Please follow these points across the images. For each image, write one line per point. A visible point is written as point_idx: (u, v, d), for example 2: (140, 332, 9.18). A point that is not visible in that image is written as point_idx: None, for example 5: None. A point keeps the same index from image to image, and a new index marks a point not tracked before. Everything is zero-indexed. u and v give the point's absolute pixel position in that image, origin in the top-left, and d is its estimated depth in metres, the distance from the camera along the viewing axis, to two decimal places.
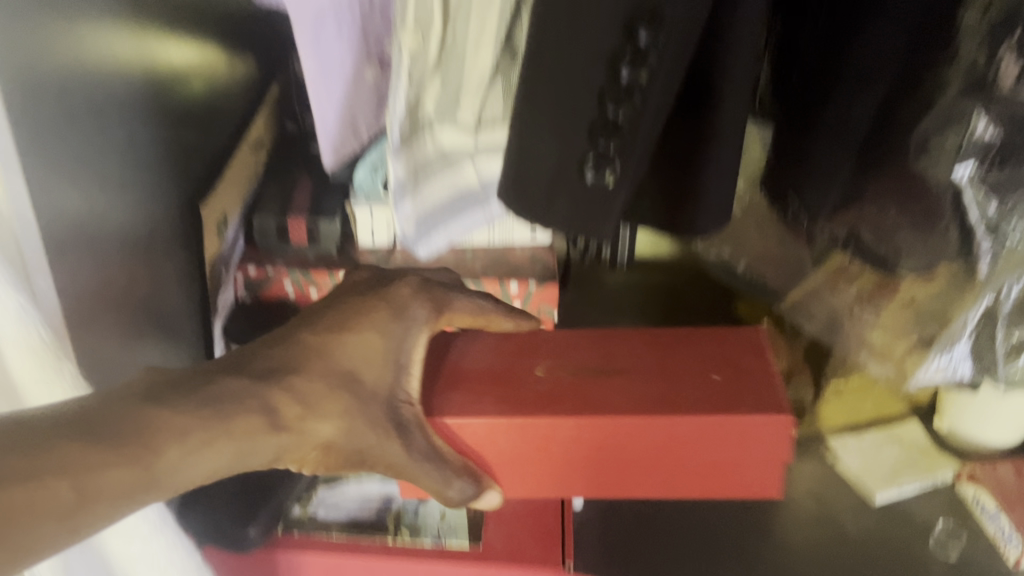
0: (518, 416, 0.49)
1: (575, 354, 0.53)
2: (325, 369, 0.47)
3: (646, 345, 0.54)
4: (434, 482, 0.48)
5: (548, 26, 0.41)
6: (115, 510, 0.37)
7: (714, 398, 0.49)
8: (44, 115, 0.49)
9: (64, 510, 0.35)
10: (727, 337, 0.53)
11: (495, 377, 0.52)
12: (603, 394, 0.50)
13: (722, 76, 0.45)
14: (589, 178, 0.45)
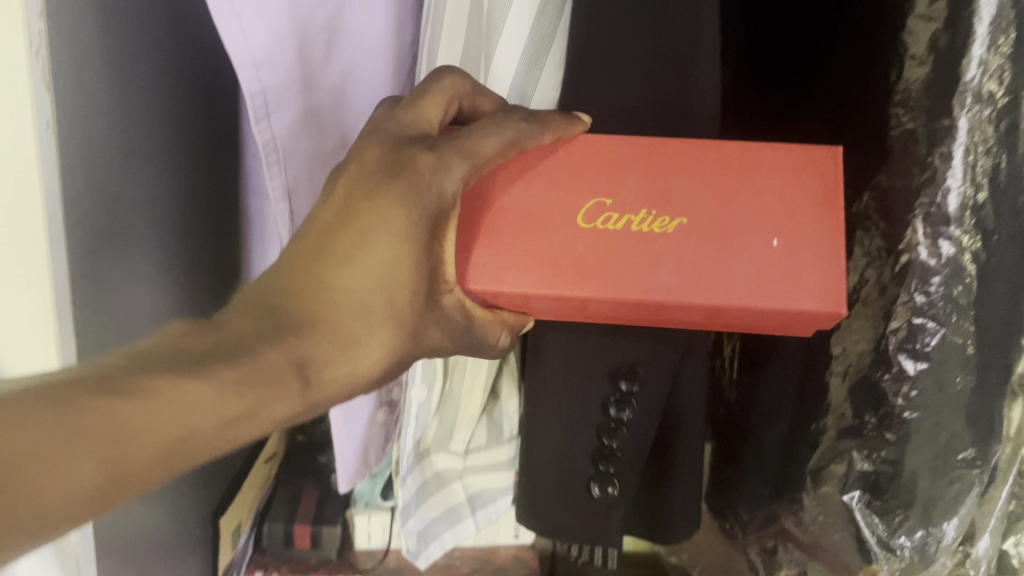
0: (556, 291, 0.36)
1: (629, 188, 0.38)
2: (372, 264, 0.34)
3: (702, 158, 0.37)
4: (488, 334, 0.39)
5: (554, 372, 0.41)
6: (225, 435, 0.28)
7: (772, 269, 0.35)
8: (107, 124, 0.45)
9: (223, 416, 0.28)
10: (795, 151, 0.37)
11: (530, 222, 0.38)
12: (641, 258, 0.36)
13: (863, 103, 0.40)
14: (611, 416, 0.40)
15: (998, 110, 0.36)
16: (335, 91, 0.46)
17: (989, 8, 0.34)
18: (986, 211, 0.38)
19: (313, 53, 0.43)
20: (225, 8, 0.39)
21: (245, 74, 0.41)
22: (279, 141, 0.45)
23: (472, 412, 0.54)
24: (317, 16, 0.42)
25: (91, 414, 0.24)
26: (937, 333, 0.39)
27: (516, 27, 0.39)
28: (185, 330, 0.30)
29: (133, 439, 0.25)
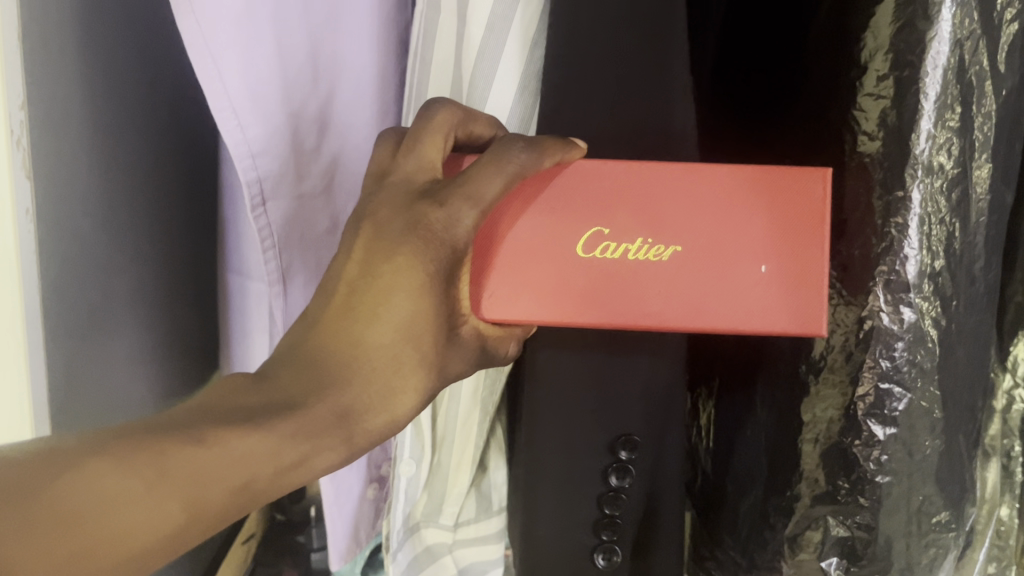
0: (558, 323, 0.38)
1: (624, 215, 0.37)
2: (397, 318, 0.36)
3: (698, 182, 0.37)
4: (500, 346, 0.40)
5: (550, 433, 0.39)
6: (282, 479, 0.32)
7: (763, 295, 0.36)
8: (93, 192, 0.46)
9: (278, 463, 0.32)
10: (787, 180, 0.35)
11: (534, 251, 0.39)
12: (637, 286, 0.37)
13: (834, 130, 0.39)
14: (611, 483, 0.40)
15: (949, 179, 0.37)
16: (326, 177, 0.48)
17: (935, 86, 0.35)
18: (942, 278, 0.39)
19: (306, 146, 0.46)
20: (225, 106, 0.42)
21: (242, 162, 0.43)
22: (275, 225, 0.46)
23: (460, 484, 0.52)
24: (309, 109, 0.45)
25: (176, 462, 0.29)
26: (903, 398, 0.39)
27: (506, 83, 0.40)
28: (242, 385, 0.34)
29: (209, 483, 0.29)
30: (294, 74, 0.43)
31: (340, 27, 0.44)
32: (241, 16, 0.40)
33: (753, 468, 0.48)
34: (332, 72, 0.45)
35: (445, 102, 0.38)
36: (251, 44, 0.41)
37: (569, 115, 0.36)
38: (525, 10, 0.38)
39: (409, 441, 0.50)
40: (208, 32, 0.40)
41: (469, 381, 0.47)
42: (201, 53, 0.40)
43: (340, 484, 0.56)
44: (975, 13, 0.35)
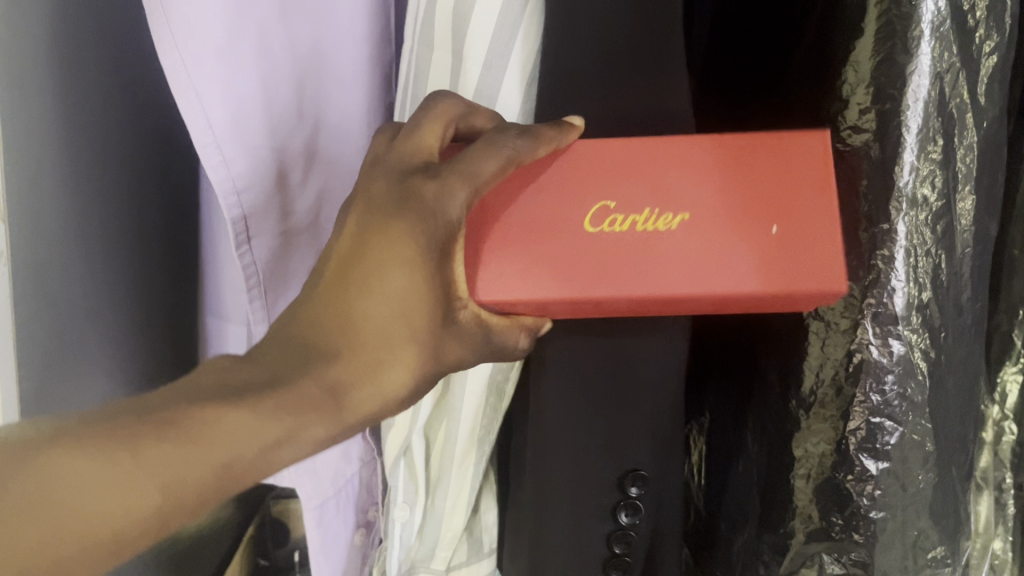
0: (571, 297, 0.37)
1: (631, 189, 0.38)
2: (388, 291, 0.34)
3: (701, 156, 0.38)
4: (507, 338, 0.37)
5: (554, 467, 0.39)
6: (270, 458, 0.30)
7: (776, 250, 0.37)
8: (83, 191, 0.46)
9: (262, 443, 0.30)
10: (786, 144, 0.37)
11: (536, 229, 0.38)
12: (651, 257, 0.37)
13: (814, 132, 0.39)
14: (622, 522, 0.39)
15: (933, 212, 0.37)
16: (312, 212, 0.47)
17: (916, 118, 0.35)
18: (929, 310, 0.39)
19: (290, 179, 0.45)
20: (208, 141, 0.41)
21: (228, 200, 0.42)
22: (260, 262, 0.46)
23: (454, 530, 0.50)
24: (293, 143, 0.44)
25: (145, 455, 0.27)
26: (895, 432, 0.39)
27: (510, 104, 0.39)
28: (223, 366, 0.31)
29: (182, 470, 0.28)
30: (277, 108, 0.43)
31: (322, 61, 0.44)
32: (223, 47, 0.40)
33: (753, 506, 0.46)
34: (315, 104, 0.45)
35: (450, 94, 0.38)
36: (234, 78, 0.40)
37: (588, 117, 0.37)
38: (523, 46, 0.37)
39: (402, 484, 0.51)
40: (192, 65, 0.39)
41: (467, 417, 0.45)
42: (184, 87, 0.39)
43: (326, 530, 0.55)
44: (954, 46, 0.35)
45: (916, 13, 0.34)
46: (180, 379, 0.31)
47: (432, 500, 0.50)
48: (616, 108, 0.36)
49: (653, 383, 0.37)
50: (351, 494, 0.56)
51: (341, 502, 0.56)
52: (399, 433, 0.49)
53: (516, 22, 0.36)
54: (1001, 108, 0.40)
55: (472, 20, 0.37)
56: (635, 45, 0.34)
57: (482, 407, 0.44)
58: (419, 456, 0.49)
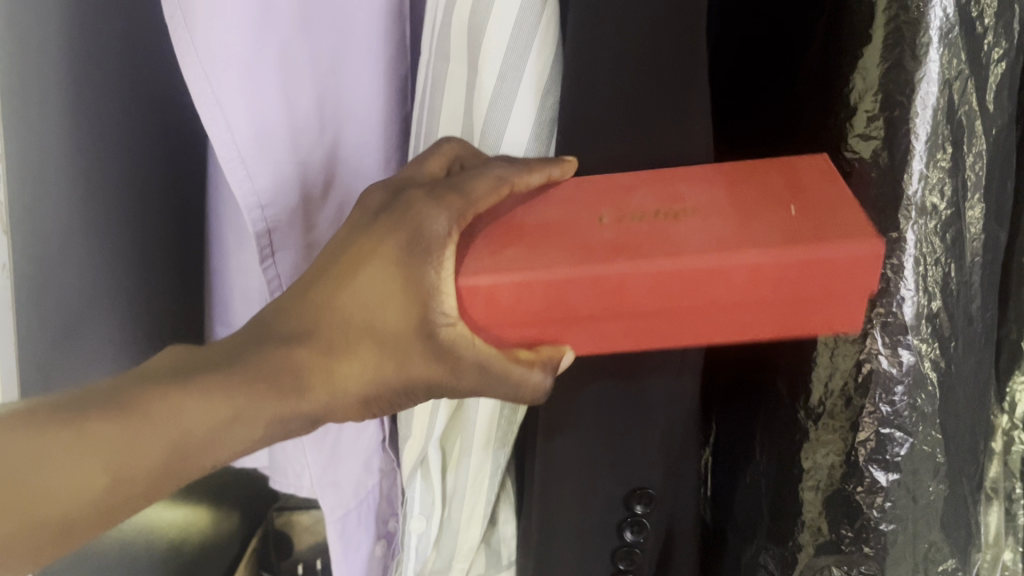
0: (581, 271, 0.33)
1: (640, 192, 0.35)
2: (363, 293, 0.33)
3: (713, 169, 0.36)
4: (512, 368, 0.34)
5: (562, 479, 0.38)
6: (223, 441, 0.33)
7: (801, 225, 0.33)
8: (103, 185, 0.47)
9: (210, 422, 0.32)
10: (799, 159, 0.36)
11: (537, 237, 0.35)
12: (665, 236, 0.34)
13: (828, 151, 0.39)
14: (626, 539, 0.39)
15: (942, 220, 0.37)
16: (333, 227, 0.47)
17: (926, 126, 0.35)
18: (939, 320, 0.38)
19: (313, 195, 0.45)
20: (233, 156, 0.41)
21: (251, 214, 0.43)
22: (284, 276, 0.46)
23: (470, 541, 0.50)
24: (317, 160, 0.44)
25: (97, 425, 0.31)
26: (905, 443, 0.38)
27: (523, 118, 0.37)
28: (177, 355, 0.34)
29: (130, 440, 0.31)
30: (301, 125, 0.43)
31: (344, 77, 0.44)
32: (248, 63, 0.40)
33: (761, 513, 0.46)
34: (337, 119, 0.44)
35: (454, 139, 0.38)
36: (257, 93, 0.41)
37: (584, 147, 0.35)
38: (537, 59, 0.36)
39: (419, 496, 0.50)
40: (216, 81, 0.40)
41: (482, 428, 0.44)
42: (208, 102, 0.40)
43: (347, 542, 0.55)
44: (963, 53, 0.35)
45: (924, 19, 0.34)
46: (148, 362, 0.35)
47: (448, 512, 0.50)
48: (620, 138, 0.35)
49: (665, 399, 0.37)
50: (370, 505, 0.56)
51: (361, 514, 0.55)
52: (416, 446, 0.48)
53: (532, 31, 0.35)
54: (1010, 116, 0.40)
55: (487, 30, 0.36)
56: (655, 55, 0.33)
57: (496, 419, 0.44)
58: (436, 469, 0.48)
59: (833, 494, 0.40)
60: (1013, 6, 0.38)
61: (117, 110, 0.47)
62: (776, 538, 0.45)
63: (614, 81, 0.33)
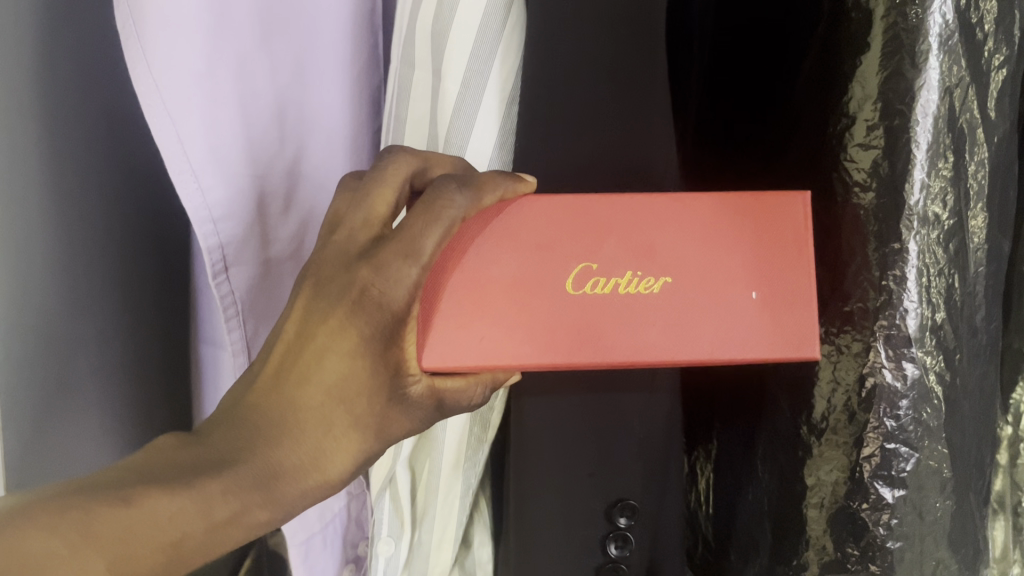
0: (549, 366, 0.34)
1: (610, 247, 0.35)
2: (327, 380, 0.35)
3: (688, 215, 0.35)
4: (461, 397, 0.35)
5: (543, 500, 0.36)
6: (215, 537, 0.32)
7: (761, 316, 0.35)
8: (108, 210, 0.44)
9: (208, 522, 0.31)
10: (769, 206, 0.34)
11: (507, 290, 0.35)
12: (628, 319, 0.35)
13: (822, 152, 0.38)
14: (611, 554, 0.37)
15: (945, 230, 0.36)
16: (293, 242, 0.45)
17: (926, 134, 0.34)
18: (944, 332, 0.37)
19: (269, 209, 0.43)
20: (184, 169, 0.39)
21: (203, 229, 0.40)
22: (238, 293, 0.43)
23: (442, 565, 0.48)
24: (274, 170, 0.43)
25: (101, 524, 0.28)
26: (911, 458, 0.37)
27: (485, 133, 0.36)
28: (173, 446, 0.33)
29: (137, 541, 0.29)
30: (257, 137, 0.41)
31: (305, 83, 0.43)
32: (202, 73, 0.38)
33: (761, 530, 0.45)
34: (298, 134, 0.43)
35: (401, 153, 0.36)
36: (209, 104, 0.38)
37: (547, 170, 0.34)
38: (502, 65, 0.35)
39: (387, 517, 0.49)
40: (168, 89, 0.37)
41: (450, 451, 0.43)
42: (158, 111, 0.37)
43: (311, 567, 0.53)
44: (963, 59, 0.34)
45: (923, 26, 0.33)
46: (133, 457, 0.33)
47: (418, 533, 0.48)
48: (578, 160, 0.34)
49: (641, 414, 0.35)
50: (338, 528, 0.54)
51: (327, 537, 0.54)
52: (384, 465, 0.47)
53: (495, 39, 0.34)
54: (1012, 124, 0.39)
55: (448, 38, 0.35)
56: (612, 67, 0.32)
57: (466, 438, 0.43)
58: (405, 490, 0.47)
59: (824, 510, 0.40)
60: (1013, 12, 0.37)
61: (103, 130, 0.43)
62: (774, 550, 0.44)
63: (579, 99, 0.32)
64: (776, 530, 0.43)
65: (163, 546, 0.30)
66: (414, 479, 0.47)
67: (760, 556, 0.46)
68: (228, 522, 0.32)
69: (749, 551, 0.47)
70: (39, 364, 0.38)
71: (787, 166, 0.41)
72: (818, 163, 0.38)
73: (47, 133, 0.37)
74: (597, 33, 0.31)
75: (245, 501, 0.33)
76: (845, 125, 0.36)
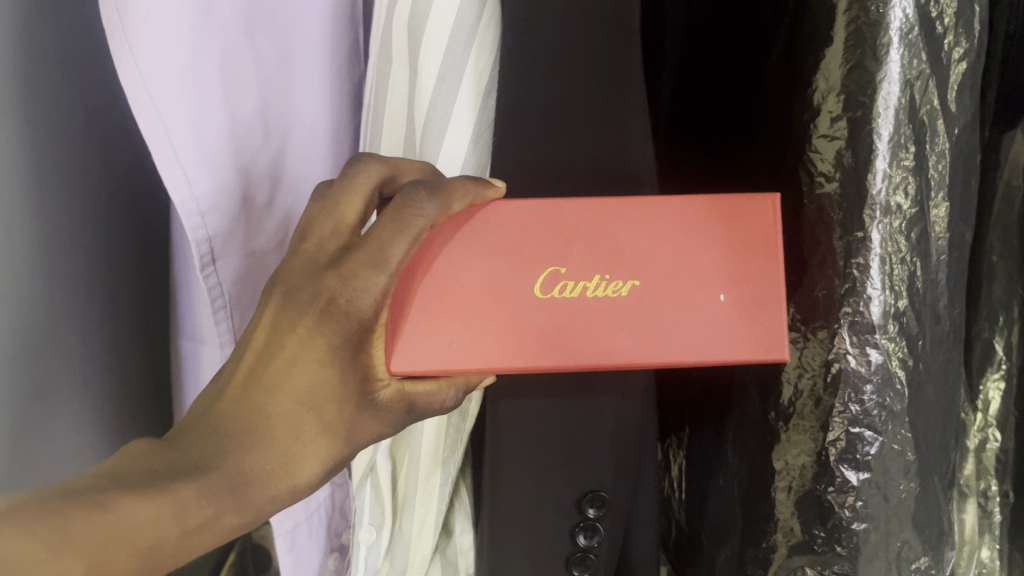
0: (521, 367, 0.35)
1: (580, 253, 0.36)
2: (297, 389, 0.35)
3: (654, 221, 0.36)
4: (432, 401, 0.36)
5: (514, 486, 0.35)
6: (188, 541, 0.32)
7: (730, 314, 0.36)
8: (95, 209, 0.44)
9: (184, 525, 0.32)
10: (737, 210, 0.35)
11: (481, 294, 0.36)
12: (597, 322, 0.36)
13: (788, 147, 0.39)
14: (580, 544, 0.37)
15: (907, 219, 0.37)
16: (277, 235, 0.46)
17: (888, 126, 0.35)
18: (906, 318, 0.38)
19: (256, 201, 0.43)
20: (171, 161, 0.39)
21: (191, 222, 0.40)
22: (225, 284, 0.43)
23: (423, 552, 0.48)
24: (259, 164, 0.43)
25: (80, 531, 0.29)
26: (875, 442, 0.38)
27: (457, 138, 0.37)
28: (146, 451, 0.34)
29: (113, 548, 0.30)
30: (243, 127, 0.41)
31: (289, 75, 0.43)
32: (187, 68, 0.38)
33: (730, 515, 0.47)
34: (285, 127, 0.44)
35: (370, 159, 0.36)
36: (196, 99, 0.38)
37: (519, 178, 0.34)
38: (474, 72, 0.35)
39: (368, 507, 0.49)
40: (154, 86, 0.37)
41: (429, 439, 0.44)
42: (146, 106, 0.37)
43: (298, 557, 0.54)
44: (923, 53, 0.35)
45: (884, 20, 0.34)
46: (111, 459, 0.33)
47: (400, 523, 0.48)
48: (563, 166, 0.33)
49: (615, 407, 0.36)
50: (323, 517, 0.55)
51: (313, 526, 0.54)
52: (364, 453, 0.48)
53: (466, 46, 0.35)
54: (972, 114, 0.39)
55: (424, 41, 0.35)
56: (591, 53, 0.31)
57: (443, 428, 0.44)
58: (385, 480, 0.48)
59: (792, 493, 0.41)
60: (972, 6, 0.37)
61: (83, 131, 0.43)
62: (745, 537, 0.45)
63: (548, 104, 0.31)
64: (744, 515, 0.45)
65: (138, 547, 0.31)
66: (395, 468, 0.48)
67: (730, 538, 0.47)
68: (201, 527, 0.33)
69: (718, 536, 0.49)
70: (15, 370, 0.39)
71: (751, 164, 0.42)
72: (780, 157, 0.39)
73: (28, 134, 0.37)
74: (572, 30, 0.30)
75: (218, 506, 0.33)
76: (811, 116, 0.37)
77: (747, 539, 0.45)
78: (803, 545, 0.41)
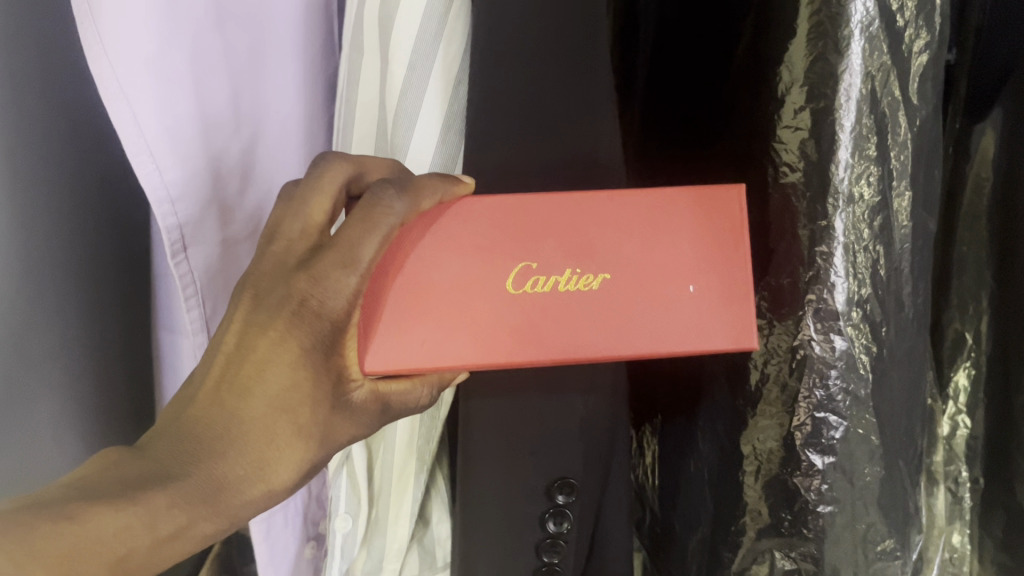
0: (494, 362, 0.35)
1: (552, 247, 0.36)
2: (269, 392, 0.35)
3: (622, 213, 0.36)
4: (408, 398, 0.37)
5: (487, 476, 0.35)
6: (159, 551, 0.32)
7: (699, 305, 0.36)
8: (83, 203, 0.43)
9: (154, 535, 0.32)
10: (706, 201, 0.36)
11: (452, 289, 0.36)
12: (567, 316, 0.36)
13: (753, 139, 0.39)
14: (549, 531, 0.37)
15: (869, 208, 0.37)
16: (251, 223, 0.45)
17: (851, 116, 0.35)
18: (869, 306, 0.38)
19: (230, 191, 0.43)
20: (141, 150, 0.38)
21: (161, 210, 0.39)
22: (197, 272, 0.43)
23: (399, 541, 0.49)
24: (232, 153, 0.42)
25: (46, 543, 0.29)
26: (839, 427, 0.39)
27: (427, 137, 0.37)
28: (119, 459, 0.33)
29: (81, 559, 0.30)
30: (212, 119, 0.40)
31: (262, 68, 0.42)
32: (154, 56, 0.37)
33: (698, 500, 0.48)
34: (255, 120, 0.43)
35: (333, 159, 0.36)
36: (168, 87, 0.38)
37: (487, 173, 0.34)
38: (440, 71, 0.35)
39: (344, 495, 0.48)
40: (124, 78, 0.36)
41: (404, 431, 0.44)
42: (115, 97, 0.37)
43: (273, 545, 0.53)
44: (886, 45, 0.35)
45: (846, 13, 0.34)
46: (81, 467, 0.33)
47: (376, 511, 0.48)
48: (532, 163, 0.33)
49: (582, 390, 0.36)
50: (299, 506, 0.54)
51: (289, 515, 0.54)
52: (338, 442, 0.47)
53: (433, 47, 0.35)
54: (932, 107, 0.39)
55: (392, 39, 0.35)
56: (557, 55, 0.31)
57: (418, 421, 0.44)
58: (360, 469, 0.47)
59: (758, 478, 0.42)
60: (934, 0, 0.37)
61: (63, 127, 0.41)
62: (716, 529, 0.45)
63: (518, 102, 0.31)
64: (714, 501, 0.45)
65: (107, 558, 0.30)
66: (370, 457, 0.47)
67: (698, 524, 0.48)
68: (173, 537, 0.33)
69: (687, 523, 0.49)
70: None
71: (716, 160, 0.43)
72: (743, 150, 0.40)
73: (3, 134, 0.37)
74: (537, 28, 0.30)
75: (190, 514, 0.33)
76: (775, 108, 0.37)
77: (717, 526, 0.45)
78: (773, 529, 0.41)
